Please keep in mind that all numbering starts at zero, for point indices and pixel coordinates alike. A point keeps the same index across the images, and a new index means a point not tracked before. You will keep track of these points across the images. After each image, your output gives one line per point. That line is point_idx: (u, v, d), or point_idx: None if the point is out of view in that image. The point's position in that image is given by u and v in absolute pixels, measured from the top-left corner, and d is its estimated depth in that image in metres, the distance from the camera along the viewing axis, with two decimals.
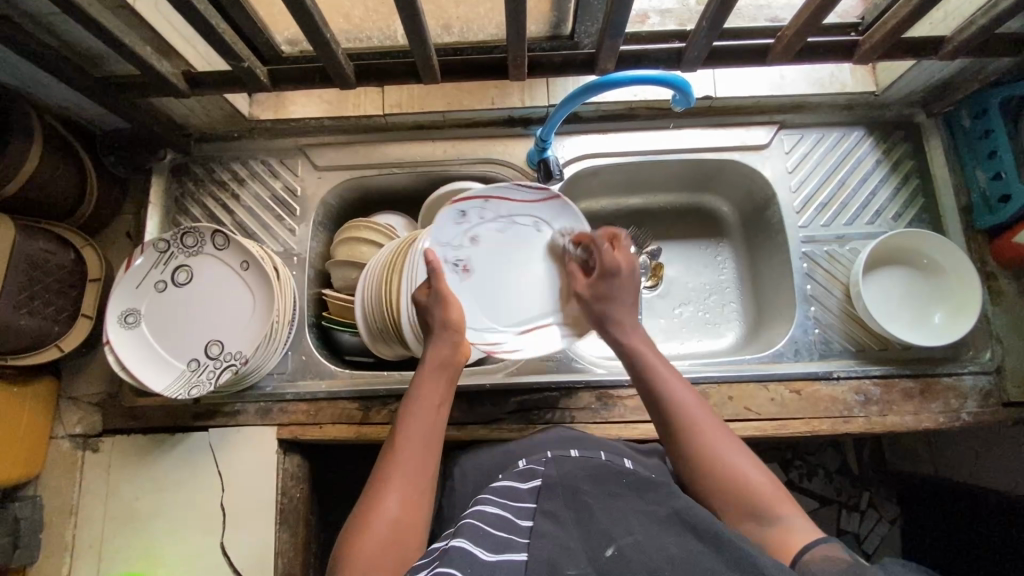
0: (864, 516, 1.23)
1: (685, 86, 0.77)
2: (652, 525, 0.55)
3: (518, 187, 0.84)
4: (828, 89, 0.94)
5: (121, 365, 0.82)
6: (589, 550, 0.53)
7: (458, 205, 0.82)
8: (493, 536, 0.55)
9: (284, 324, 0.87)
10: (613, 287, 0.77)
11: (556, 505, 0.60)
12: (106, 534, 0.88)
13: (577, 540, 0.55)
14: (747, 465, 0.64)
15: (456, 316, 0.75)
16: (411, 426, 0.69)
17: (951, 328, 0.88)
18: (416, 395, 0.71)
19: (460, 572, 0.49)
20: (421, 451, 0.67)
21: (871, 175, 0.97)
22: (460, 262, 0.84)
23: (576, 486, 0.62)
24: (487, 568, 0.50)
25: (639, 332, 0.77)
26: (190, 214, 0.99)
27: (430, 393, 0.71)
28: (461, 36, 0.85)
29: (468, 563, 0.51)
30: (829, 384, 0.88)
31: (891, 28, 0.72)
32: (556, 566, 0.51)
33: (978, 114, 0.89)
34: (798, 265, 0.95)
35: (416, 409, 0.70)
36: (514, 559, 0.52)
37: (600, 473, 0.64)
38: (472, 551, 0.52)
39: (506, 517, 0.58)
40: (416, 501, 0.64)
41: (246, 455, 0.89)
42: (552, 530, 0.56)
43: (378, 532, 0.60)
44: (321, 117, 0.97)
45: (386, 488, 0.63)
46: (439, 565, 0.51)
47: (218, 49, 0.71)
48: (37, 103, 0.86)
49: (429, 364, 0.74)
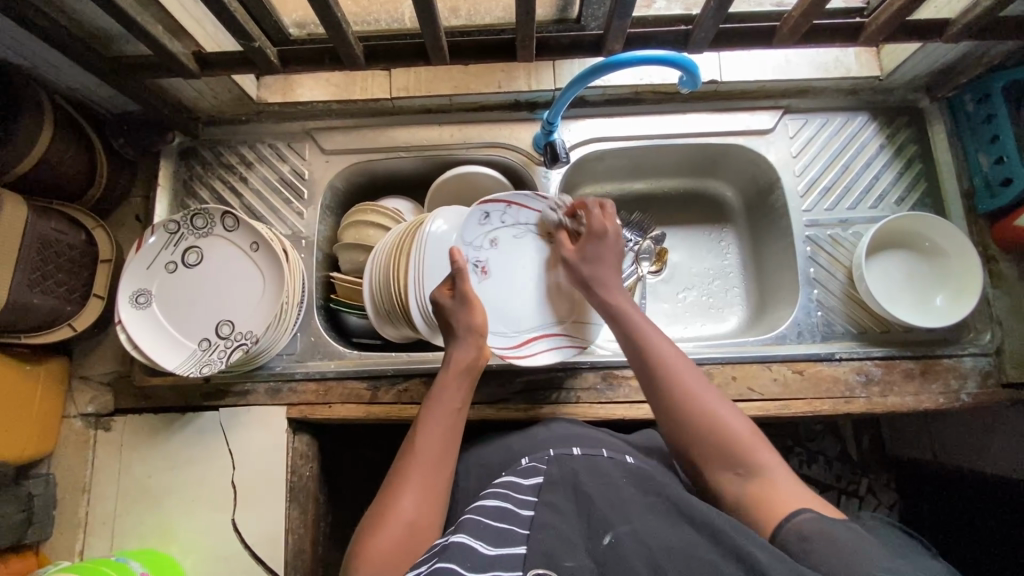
0: (863, 502, 1.23)
1: (692, 66, 0.76)
2: (651, 514, 0.57)
3: (537, 198, 0.90)
4: (832, 73, 0.95)
5: (133, 344, 0.83)
6: (589, 540, 0.55)
7: (483, 206, 0.88)
8: (493, 528, 0.57)
9: (293, 304, 0.88)
10: (600, 249, 0.81)
11: (557, 495, 0.61)
12: (119, 511, 0.89)
13: (577, 529, 0.56)
14: (716, 404, 0.67)
15: (480, 321, 0.78)
16: (435, 427, 0.71)
17: (953, 310, 0.89)
18: (440, 395, 0.73)
19: (461, 568, 0.51)
20: (442, 451, 0.69)
21: (874, 160, 0.97)
22: (480, 262, 0.89)
23: (576, 474, 0.63)
24: (488, 563, 0.52)
25: (624, 296, 0.79)
26: (198, 197, 1.00)
27: (453, 395, 0.74)
28: (468, 19, 0.85)
29: (468, 556, 0.53)
30: (831, 364, 0.89)
31: (896, 9, 0.73)
32: (555, 558, 0.53)
33: (981, 99, 0.90)
34: (801, 248, 0.96)
35: (437, 410, 0.72)
36: (513, 553, 0.54)
37: (603, 464, 0.66)
38: (472, 545, 0.54)
39: (506, 508, 0.60)
40: (432, 495, 0.66)
41: (256, 434, 0.90)
42: (551, 518, 0.57)
43: (397, 527, 0.62)
44: (328, 101, 0.98)
45: (407, 484, 0.65)
46: (439, 560, 0.52)
47: (230, 29, 0.72)
48: (47, 85, 0.86)
49: (453, 366, 0.76)
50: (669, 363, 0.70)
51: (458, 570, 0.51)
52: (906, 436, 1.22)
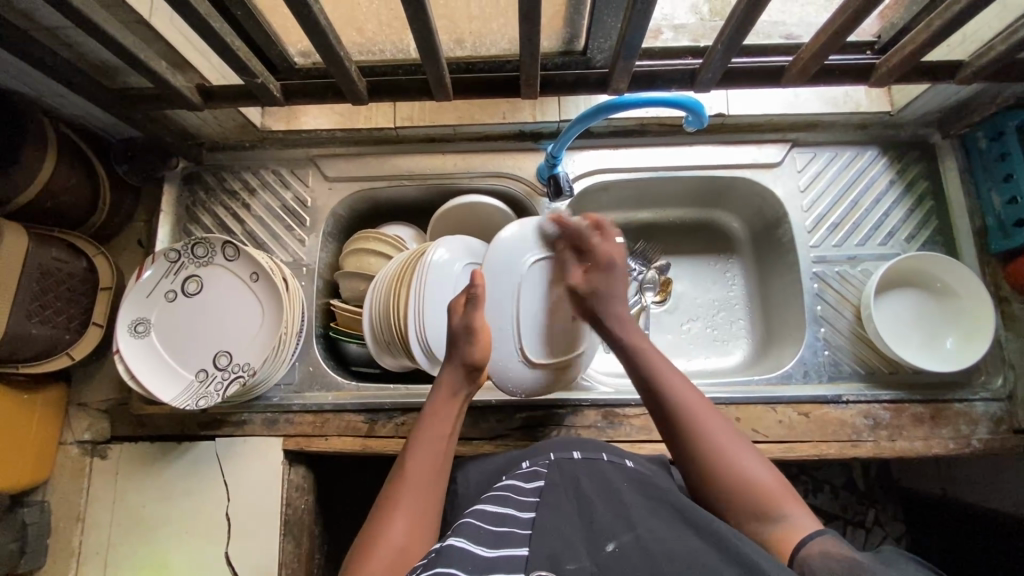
0: (870, 533, 1.18)
1: (698, 108, 0.80)
2: (652, 519, 0.55)
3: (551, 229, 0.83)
4: (842, 108, 0.93)
5: (130, 375, 0.82)
6: (590, 545, 0.53)
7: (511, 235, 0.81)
8: (492, 532, 0.54)
9: (292, 336, 0.87)
10: (611, 281, 0.79)
11: (557, 497, 0.59)
12: (112, 540, 0.88)
13: (578, 533, 0.54)
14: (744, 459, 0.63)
15: (478, 356, 0.74)
16: (424, 450, 0.68)
17: (963, 353, 0.87)
18: (429, 421, 0.71)
19: (461, 571, 0.48)
20: (430, 475, 0.66)
21: (884, 196, 0.96)
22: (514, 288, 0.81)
23: (577, 479, 0.61)
24: (489, 565, 0.50)
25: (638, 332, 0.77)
26: (201, 223, 1.00)
27: (443, 420, 0.72)
28: (473, 50, 0.83)
29: (469, 560, 0.50)
30: (838, 407, 0.87)
31: (908, 52, 0.71)
32: (557, 560, 0.51)
33: (995, 137, 0.88)
34: (808, 285, 0.94)
35: (424, 438, 0.70)
36: (515, 554, 0.52)
37: (604, 467, 0.64)
38: (471, 549, 0.51)
39: (506, 513, 0.57)
40: (421, 517, 0.62)
41: (252, 466, 0.89)
42: (553, 521, 0.55)
43: (386, 553, 0.58)
44: (332, 129, 0.98)
45: (395, 511, 0.62)
46: (438, 564, 0.49)
47: (233, 66, 0.71)
48: (53, 112, 0.87)
49: (443, 392, 0.74)
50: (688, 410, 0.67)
51: (459, 574, 0.48)
52: (914, 469, 1.19)
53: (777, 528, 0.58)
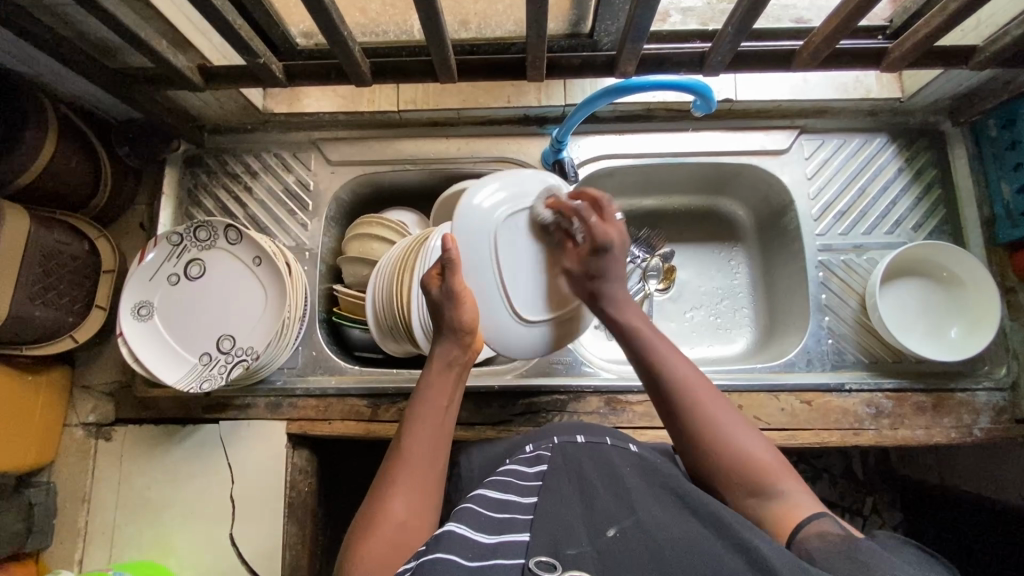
0: (868, 521, 1.19)
1: (707, 91, 0.78)
2: (654, 506, 0.54)
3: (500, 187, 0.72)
4: (852, 94, 0.92)
5: (134, 358, 0.82)
6: (591, 531, 0.51)
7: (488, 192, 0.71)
8: (493, 518, 0.53)
9: (296, 320, 0.86)
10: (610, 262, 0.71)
11: (559, 483, 0.59)
12: (117, 522, 0.89)
13: (579, 518, 0.54)
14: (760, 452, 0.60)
15: (468, 317, 0.69)
16: (423, 425, 0.66)
17: (968, 343, 0.87)
18: (425, 394, 0.68)
19: (462, 557, 0.47)
20: (431, 449, 0.65)
21: (892, 184, 0.95)
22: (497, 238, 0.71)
23: (580, 466, 0.62)
24: (489, 551, 0.48)
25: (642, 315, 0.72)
26: (202, 207, 0.99)
27: (439, 393, 0.69)
28: (479, 32, 0.82)
29: (468, 547, 0.48)
30: (841, 396, 0.87)
31: (923, 36, 0.70)
32: (557, 546, 0.49)
33: (1006, 125, 0.87)
34: (814, 274, 0.94)
35: (423, 409, 0.67)
36: (515, 539, 0.51)
37: (609, 453, 0.64)
38: (471, 536, 0.50)
39: (507, 499, 0.57)
40: (422, 494, 0.61)
41: (255, 449, 0.90)
42: (555, 507, 0.55)
43: (386, 527, 0.57)
44: (335, 112, 0.96)
45: (394, 487, 0.60)
46: (433, 549, 0.48)
47: (234, 45, 0.70)
48: (52, 93, 0.86)
49: (435, 364, 0.70)
50: (685, 385, 0.65)
51: (459, 559, 0.46)
52: (914, 460, 1.19)
53: (776, 510, 0.57)
